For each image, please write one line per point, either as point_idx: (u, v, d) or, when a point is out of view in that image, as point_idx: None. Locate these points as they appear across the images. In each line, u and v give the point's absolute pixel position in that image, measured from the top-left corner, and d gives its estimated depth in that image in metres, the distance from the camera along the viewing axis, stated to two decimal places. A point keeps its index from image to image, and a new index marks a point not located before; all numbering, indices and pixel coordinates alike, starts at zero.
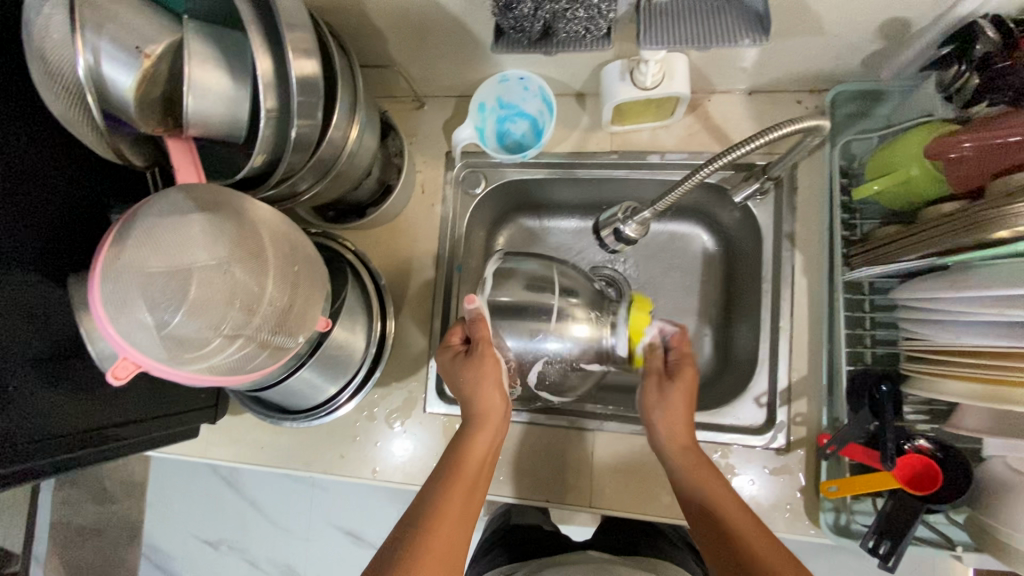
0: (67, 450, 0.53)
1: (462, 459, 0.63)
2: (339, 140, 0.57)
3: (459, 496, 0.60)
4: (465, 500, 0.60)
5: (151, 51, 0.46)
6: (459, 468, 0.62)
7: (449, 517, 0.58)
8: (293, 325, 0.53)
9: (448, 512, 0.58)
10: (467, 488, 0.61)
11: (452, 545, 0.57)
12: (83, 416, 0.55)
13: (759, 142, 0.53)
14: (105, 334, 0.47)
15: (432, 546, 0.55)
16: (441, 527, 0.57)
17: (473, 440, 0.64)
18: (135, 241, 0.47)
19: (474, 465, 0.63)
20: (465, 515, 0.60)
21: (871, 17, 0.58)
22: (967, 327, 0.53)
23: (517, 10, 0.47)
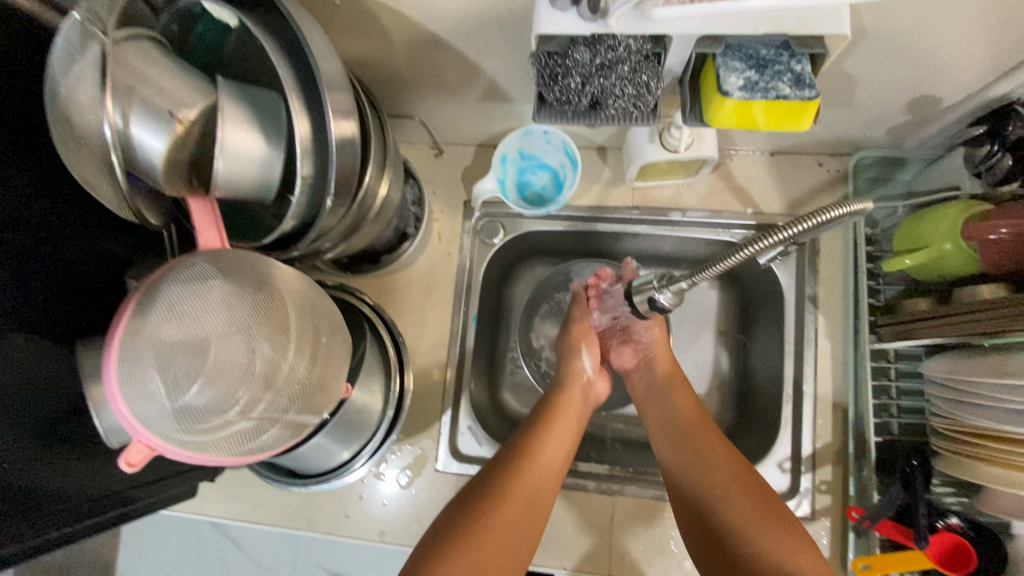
0: (56, 528, 0.48)
1: (541, 433, 0.66)
2: (367, 198, 0.55)
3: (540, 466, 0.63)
4: (549, 465, 0.64)
5: (184, 116, 0.43)
6: (539, 440, 0.65)
7: (528, 479, 0.61)
8: (313, 397, 0.50)
9: (530, 474, 0.62)
10: (552, 457, 0.64)
11: (530, 504, 0.60)
12: (76, 485, 0.50)
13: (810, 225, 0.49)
14: (119, 414, 0.44)
15: (503, 506, 0.59)
16: (519, 485, 0.61)
17: (556, 421, 0.68)
18: (156, 311, 0.44)
19: (558, 447, 0.66)
20: (548, 482, 0.63)
21: (903, 93, 0.59)
22: (1004, 412, 0.51)
23: (565, 84, 0.47)
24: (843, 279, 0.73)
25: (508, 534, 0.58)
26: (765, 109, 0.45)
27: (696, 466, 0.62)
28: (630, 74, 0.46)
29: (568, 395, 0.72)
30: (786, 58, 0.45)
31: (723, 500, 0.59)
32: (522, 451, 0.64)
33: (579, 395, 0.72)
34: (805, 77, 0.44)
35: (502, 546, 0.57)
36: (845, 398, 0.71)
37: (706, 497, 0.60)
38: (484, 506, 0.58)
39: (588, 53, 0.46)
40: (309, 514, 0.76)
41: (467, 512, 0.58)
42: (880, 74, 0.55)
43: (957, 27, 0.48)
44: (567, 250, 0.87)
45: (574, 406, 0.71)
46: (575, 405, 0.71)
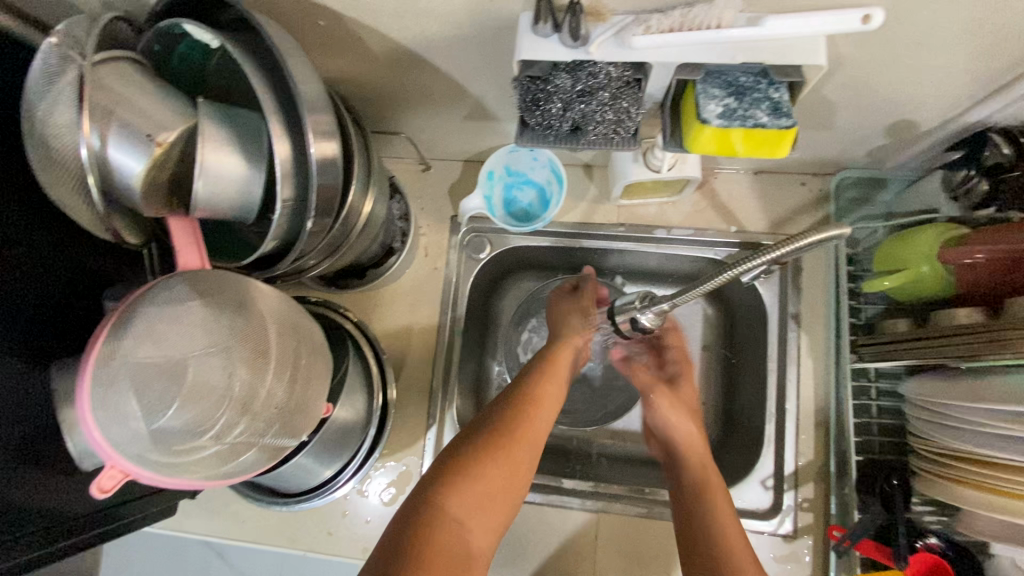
0: (33, 548, 0.48)
1: (530, 400, 0.61)
2: (350, 217, 0.55)
3: (526, 434, 0.58)
4: (537, 431, 0.60)
5: (163, 139, 0.43)
6: (528, 405, 0.61)
7: (515, 444, 0.57)
8: (293, 420, 0.50)
9: (515, 445, 0.57)
10: (537, 424, 0.60)
11: (514, 470, 0.56)
12: (52, 507, 0.49)
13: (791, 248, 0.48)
14: (89, 439, 0.42)
15: (491, 471, 0.54)
16: (507, 448, 0.56)
17: (544, 386, 0.63)
18: (133, 334, 0.44)
19: (544, 414, 0.61)
20: (531, 445, 0.58)
21: (881, 118, 0.60)
22: (983, 435, 0.51)
23: (546, 109, 0.48)
24: (825, 298, 0.73)
25: (487, 497, 0.54)
26: (744, 137, 0.45)
27: (694, 475, 0.62)
28: (611, 100, 0.47)
29: (558, 358, 0.67)
30: (764, 86, 0.46)
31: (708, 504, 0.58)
32: (511, 415, 0.59)
33: (568, 358, 0.68)
34: (783, 106, 0.45)
35: (484, 504, 0.53)
36: (827, 416, 0.71)
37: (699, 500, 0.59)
38: (467, 470, 0.54)
39: (569, 79, 0.46)
40: (291, 532, 0.75)
41: (455, 471, 0.54)
42: (858, 99, 0.56)
43: (931, 57, 0.48)
44: (553, 265, 0.87)
45: (562, 368, 0.67)
46: (563, 369, 0.67)
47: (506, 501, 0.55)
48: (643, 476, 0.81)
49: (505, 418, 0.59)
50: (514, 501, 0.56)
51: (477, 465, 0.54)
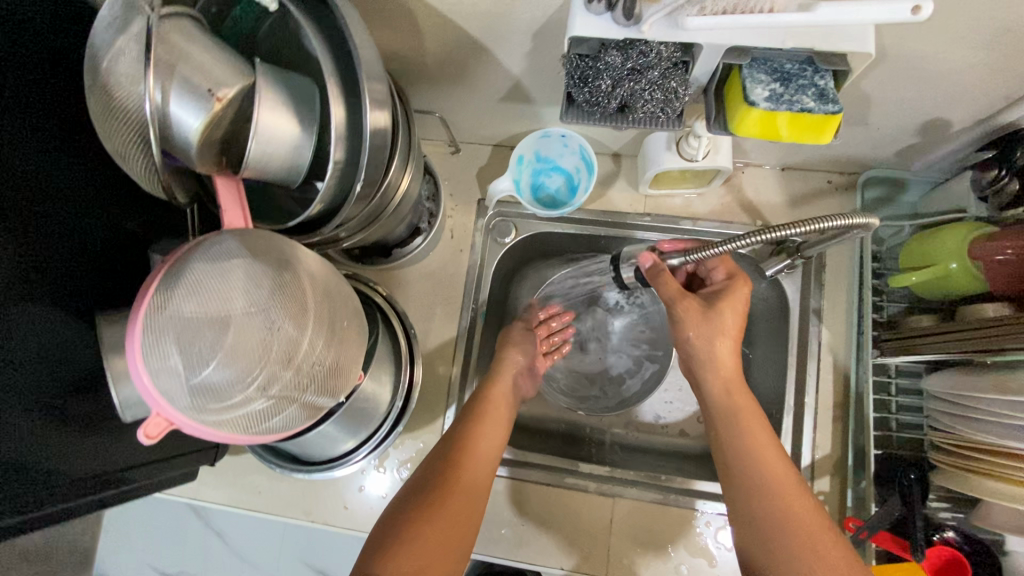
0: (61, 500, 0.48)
1: (462, 455, 0.65)
2: (391, 188, 0.56)
3: (464, 485, 0.63)
4: (471, 485, 0.63)
5: (222, 94, 0.44)
6: (464, 456, 0.65)
7: (451, 500, 0.61)
8: (330, 381, 0.51)
9: (447, 501, 0.61)
10: (473, 476, 0.64)
11: (461, 519, 0.61)
12: (74, 462, 0.49)
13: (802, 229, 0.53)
14: (137, 384, 0.44)
15: (437, 521, 0.60)
16: (449, 505, 0.61)
17: (479, 436, 0.67)
18: (181, 288, 0.44)
19: (480, 464, 0.65)
20: (472, 498, 0.63)
21: (916, 116, 0.61)
22: (1009, 429, 0.52)
23: (596, 85, 0.48)
24: (847, 295, 0.74)
25: (441, 534, 0.59)
26: (789, 121, 0.46)
27: (758, 473, 0.59)
28: (659, 79, 0.48)
29: (496, 404, 0.72)
30: (810, 73, 0.47)
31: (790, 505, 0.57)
32: (445, 465, 0.64)
33: (502, 402, 0.73)
34: (828, 92, 0.46)
35: (441, 553, 0.58)
36: (845, 412, 0.72)
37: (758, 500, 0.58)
38: (417, 526, 0.59)
39: (620, 57, 0.47)
40: (306, 504, 0.75)
41: (400, 536, 0.58)
42: (896, 95, 0.57)
43: (977, 52, 0.49)
44: (575, 253, 0.88)
45: (499, 417, 0.71)
46: (499, 415, 0.71)
47: (454, 551, 0.59)
48: (657, 465, 0.81)
49: (438, 468, 0.64)
50: (466, 550, 0.61)
51: (422, 522, 0.59)
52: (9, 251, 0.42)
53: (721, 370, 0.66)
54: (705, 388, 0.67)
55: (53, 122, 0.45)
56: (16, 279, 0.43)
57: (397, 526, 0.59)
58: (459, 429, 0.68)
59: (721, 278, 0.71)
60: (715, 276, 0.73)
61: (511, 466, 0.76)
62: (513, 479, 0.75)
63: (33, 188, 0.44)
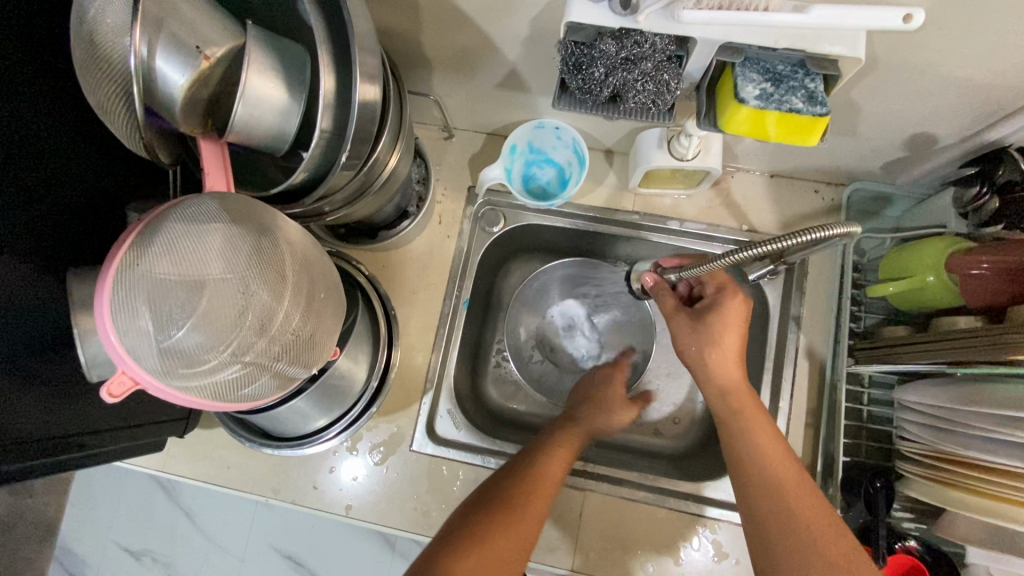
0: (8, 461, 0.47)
1: (531, 479, 0.63)
2: (379, 164, 0.55)
3: (524, 518, 0.60)
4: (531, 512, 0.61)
5: (210, 53, 0.43)
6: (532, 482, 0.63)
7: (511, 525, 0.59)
8: (305, 352, 0.50)
9: (506, 530, 0.59)
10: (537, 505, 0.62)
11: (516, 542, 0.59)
12: (22, 424, 0.48)
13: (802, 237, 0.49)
14: (105, 343, 0.43)
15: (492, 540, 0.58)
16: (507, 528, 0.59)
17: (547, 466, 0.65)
18: (156, 247, 0.43)
19: (546, 492, 0.63)
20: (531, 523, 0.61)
21: (903, 130, 0.62)
22: (976, 440, 0.53)
23: (589, 73, 0.48)
24: (827, 304, 0.75)
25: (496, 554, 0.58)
26: (777, 120, 0.46)
27: (766, 472, 0.59)
28: (653, 71, 0.48)
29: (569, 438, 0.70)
30: (801, 76, 0.47)
31: (794, 500, 0.57)
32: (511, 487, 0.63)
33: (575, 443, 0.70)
34: (818, 95, 0.46)
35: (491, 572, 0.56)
36: (817, 419, 0.73)
37: (773, 502, 0.57)
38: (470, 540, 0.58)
39: (614, 46, 0.47)
40: (275, 482, 0.74)
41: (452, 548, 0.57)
42: (883, 106, 0.58)
43: (965, 66, 0.50)
44: (562, 245, 0.88)
45: (568, 449, 0.69)
46: (568, 448, 0.69)
47: None
48: (631, 463, 0.82)
49: (503, 496, 0.62)
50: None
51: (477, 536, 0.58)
52: None
53: (724, 376, 0.65)
54: (708, 393, 0.67)
55: (31, 71, 0.44)
56: None
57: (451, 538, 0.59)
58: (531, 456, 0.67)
59: (712, 290, 0.69)
60: (706, 288, 0.70)
61: (485, 457, 0.76)
62: (485, 469, 0.75)
63: (7, 137, 0.43)
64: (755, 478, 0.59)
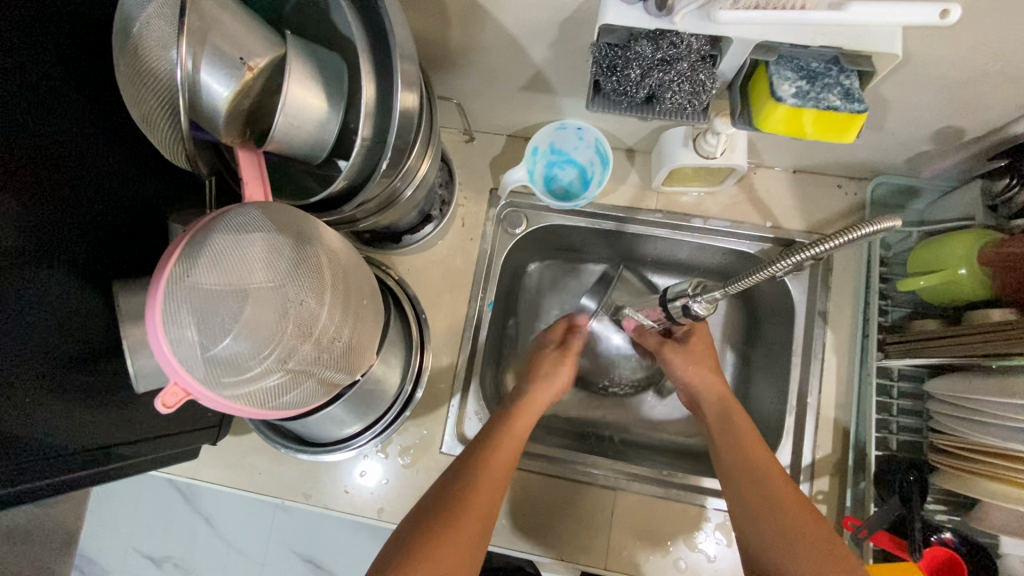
0: (48, 475, 0.47)
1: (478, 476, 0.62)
2: (413, 170, 0.56)
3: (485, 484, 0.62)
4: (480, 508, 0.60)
5: (254, 64, 0.44)
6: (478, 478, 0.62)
7: (464, 524, 0.58)
8: (346, 359, 0.50)
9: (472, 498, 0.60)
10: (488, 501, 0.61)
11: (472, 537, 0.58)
12: (64, 437, 0.48)
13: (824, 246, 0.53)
14: (156, 354, 0.43)
15: (449, 538, 0.57)
16: (457, 526, 0.58)
17: (495, 460, 0.64)
18: (203, 258, 0.44)
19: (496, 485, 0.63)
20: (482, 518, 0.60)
21: (932, 123, 0.62)
22: (1014, 432, 0.53)
23: (625, 75, 0.49)
24: (853, 299, 0.75)
25: (457, 550, 0.56)
26: (814, 118, 0.47)
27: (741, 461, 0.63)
28: (688, 71, 0.48)
29: (516, 425, 0.69)
30: (835, 73, 0.47)
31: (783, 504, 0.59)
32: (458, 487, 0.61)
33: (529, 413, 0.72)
34: (853, 92, 0.47)
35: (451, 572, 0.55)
36: (846, 413, 0.73)
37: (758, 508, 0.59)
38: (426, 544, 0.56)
39: (650, 47, 0.47)
40: (306, 486, 0.75)
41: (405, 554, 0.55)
42: (913, 100, 0.58)
43: (1000, 59, 0.50)
44: (586, 245, 0.88)
45: (517, 437, 0.68)
46: (516, 436, 0.68)
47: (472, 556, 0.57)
48: (658, 461, 0.82)
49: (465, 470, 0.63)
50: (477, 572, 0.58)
51: (430, 539, 0.56)
52: (28, 214, 0.42)
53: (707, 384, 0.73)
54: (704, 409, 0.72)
55: (76, 87, 0.45)
56: (33, 243, 0.42)
57: (403, 546, 0.56)
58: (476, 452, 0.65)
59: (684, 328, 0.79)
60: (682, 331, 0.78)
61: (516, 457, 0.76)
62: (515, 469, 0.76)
63: (53, 154, 0.43)
64: (745, 482, 0.61)
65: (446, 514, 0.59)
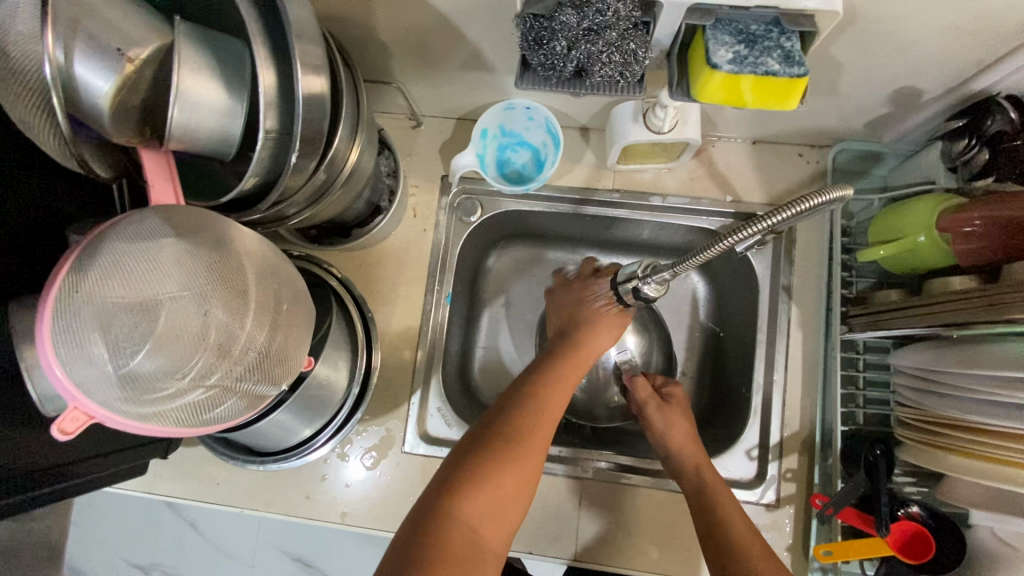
0: None
1: (523, 442, 0.56)
2: (338, 161, 0.52)
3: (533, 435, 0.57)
4: (524, 468, 0.55)
5: (135, 55, 0.40)
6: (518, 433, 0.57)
7: (511, 467, 0.54)
8: (273, 368, 0.47)
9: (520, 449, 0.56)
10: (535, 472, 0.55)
11: (504, 503, 0.53)
12: None
13: (786, 214, 0.49)
14: (51, 378, 0.40)
15: (494, 483, 0.53)
16: (494, 473, 0.53)
17: (535, 412, 0.59)
18: (98, 269, 0.40)
19: (546, 424, 0.59)
20: (523, 491, 0.54)
21: (887, 84, 0.59)
22: (975, 403, 0.51)
23: (550, 47, 0.45)
24: (818, 271, 0.73)
25: (487, 520, 0.52)
26: (753, 86, 0.44)
27: (698, 484, 0.64)
28: (618, 41, 0.45)
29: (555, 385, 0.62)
30: (776, 35, 0.44)
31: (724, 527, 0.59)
32: (496, 441, 0.56)
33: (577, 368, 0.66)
34: (795, 55, 0.43)
35: (493, 515, 0.52)
36: (813, 388, 0.71)
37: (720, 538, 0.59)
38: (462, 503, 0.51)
39: (575, 16, 0.43)
40: (266, 495, 0.72)
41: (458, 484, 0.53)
42: (863, 61, 0.55)
43: (949, 13, 0.47)
44: (546, 230, 0.85)
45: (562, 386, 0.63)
46: (560, 389, 0.63)
47: (519, 501, 0.54)
48: (630, 447, 0.80)
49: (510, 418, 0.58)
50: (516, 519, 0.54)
51: (472, 492, 0.52)
52: None
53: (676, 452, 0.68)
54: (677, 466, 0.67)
55: None
56: None
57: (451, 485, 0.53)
58: (518, 412, 0.58)
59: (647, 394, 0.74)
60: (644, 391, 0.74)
61: None
62: None
63: None
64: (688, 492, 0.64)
65: (483, 469, 0.53)
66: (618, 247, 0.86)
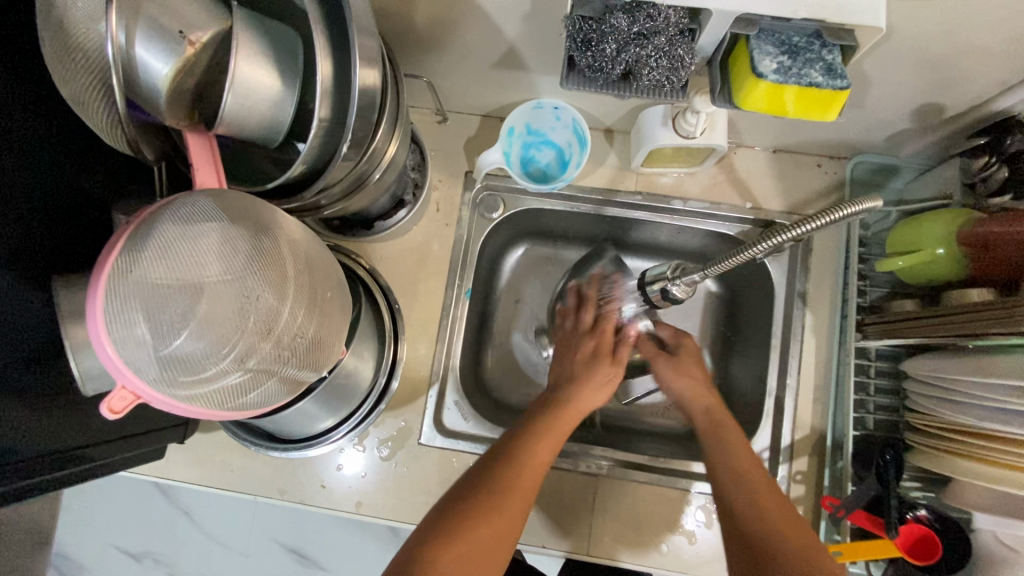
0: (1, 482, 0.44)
1: (503, 490, 0.56)
2: (378, 154, 0.53)
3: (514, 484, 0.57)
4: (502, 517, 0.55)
5: (196, 38, 0.40)
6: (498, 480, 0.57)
7: (490, 517, 0.54)
8: (312, 355, 0.48)
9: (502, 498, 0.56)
10: (520, 504, 0.56)
11: (486, 555, 0.53)
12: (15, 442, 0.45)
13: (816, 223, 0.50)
14: (102, 357, 0.40)
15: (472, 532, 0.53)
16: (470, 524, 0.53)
17: (516, 462, 0.59)
18: (151, 250, 0.41)
19: (530, 470, 0.58)
20: (503, 543, 0.54)
21: (914, 100, 0.60)
22: (989, 411, 0.53)
23: (598, 49, 0.46)
24: (832, 279, 0.75)
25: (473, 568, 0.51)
26: (796, 96, 0.45)
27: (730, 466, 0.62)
28: (666, 46, 0.46)
29: (548, 429, 0.63)
30: (817, 48, 0.45)
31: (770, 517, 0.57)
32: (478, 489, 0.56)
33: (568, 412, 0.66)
34: (836, 67, 0.45)
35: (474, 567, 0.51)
36: (825, 393, 0.73)
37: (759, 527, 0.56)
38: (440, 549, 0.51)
39: (626, 20, 0.44)
40: (280, 483, 0.72)
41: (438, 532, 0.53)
42: (892, 77, 0.57)
43: (980, 34, 0.49)
44: (565, 229, 0.86)
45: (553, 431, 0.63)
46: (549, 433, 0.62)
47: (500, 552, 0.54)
48: (641, 446, 0.81)
49: (492, 468, 0.58)
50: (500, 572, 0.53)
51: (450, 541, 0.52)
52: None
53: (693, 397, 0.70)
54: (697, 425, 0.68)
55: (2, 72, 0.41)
56: None
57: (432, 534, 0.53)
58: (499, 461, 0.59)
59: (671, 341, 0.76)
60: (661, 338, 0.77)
61: None
62: None
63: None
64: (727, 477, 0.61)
65: (464, 516, 0.54)
66: (635, 249, 0.87)
